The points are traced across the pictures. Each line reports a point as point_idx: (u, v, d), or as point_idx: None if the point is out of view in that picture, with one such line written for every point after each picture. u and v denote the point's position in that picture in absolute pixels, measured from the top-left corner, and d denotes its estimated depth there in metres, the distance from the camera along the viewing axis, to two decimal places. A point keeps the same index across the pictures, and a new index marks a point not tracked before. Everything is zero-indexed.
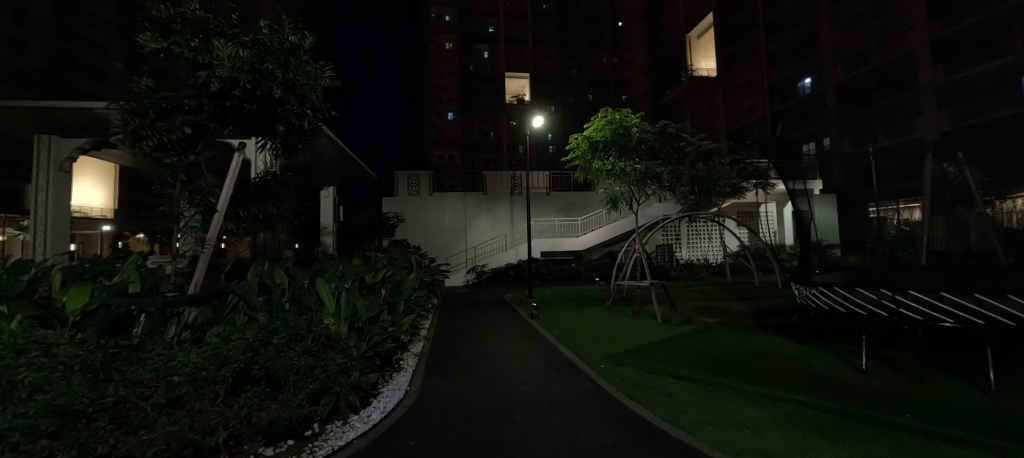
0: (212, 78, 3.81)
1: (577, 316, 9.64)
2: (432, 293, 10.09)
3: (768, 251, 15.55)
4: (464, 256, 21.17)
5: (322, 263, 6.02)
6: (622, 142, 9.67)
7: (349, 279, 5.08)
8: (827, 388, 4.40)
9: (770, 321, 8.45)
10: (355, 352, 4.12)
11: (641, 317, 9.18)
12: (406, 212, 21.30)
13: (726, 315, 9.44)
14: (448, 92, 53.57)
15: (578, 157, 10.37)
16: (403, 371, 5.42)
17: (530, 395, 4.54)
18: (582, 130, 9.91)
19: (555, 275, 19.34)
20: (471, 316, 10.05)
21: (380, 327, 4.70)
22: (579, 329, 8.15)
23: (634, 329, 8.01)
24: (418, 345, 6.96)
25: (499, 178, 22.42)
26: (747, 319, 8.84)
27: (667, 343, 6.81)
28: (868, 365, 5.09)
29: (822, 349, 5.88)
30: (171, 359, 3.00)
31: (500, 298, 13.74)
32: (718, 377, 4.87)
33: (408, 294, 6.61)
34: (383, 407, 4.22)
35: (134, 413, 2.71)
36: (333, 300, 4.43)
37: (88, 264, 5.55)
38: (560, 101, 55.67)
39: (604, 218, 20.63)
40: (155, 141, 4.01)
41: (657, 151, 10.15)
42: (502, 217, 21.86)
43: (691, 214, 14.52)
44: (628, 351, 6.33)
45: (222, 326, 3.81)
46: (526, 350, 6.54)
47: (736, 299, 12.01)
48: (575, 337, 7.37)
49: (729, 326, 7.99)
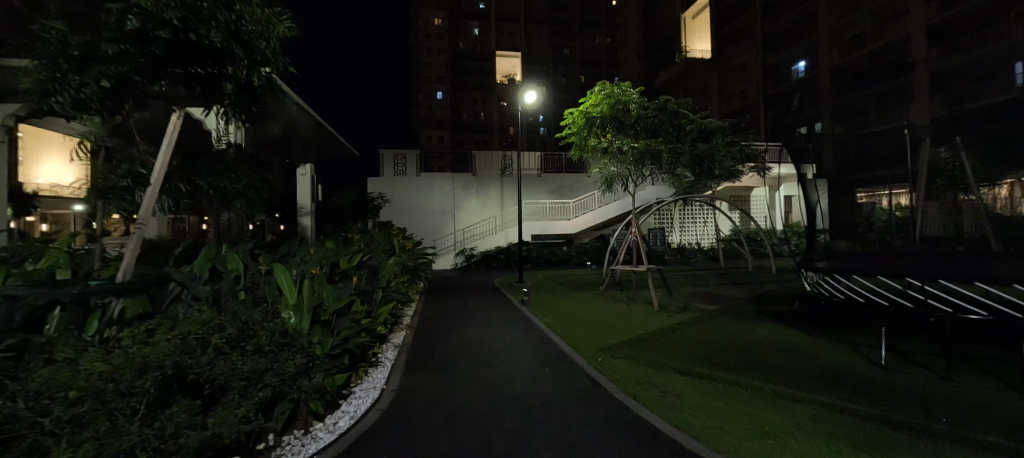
0: (130, 16, 3.03)
1: (570, 302, 9.14)
2: (417, 277, 9.56)
3: (761, 235, 15.32)
4: (452, 239, 20.56)
5: (289, 246, 5.37)
6: (621, 119, 9.04)
7: (317, 265, 4.44)
8: (850, 388, 3.98)
9: (771, 308, 8.13)
10: (317, 350, 3.50)
11: (636, 304, 8.81)
12: (392, 192, 20.58)
13: (725, 302, 9.10)
14: (438, 71, 51.81)
15: (573, 134, 9.80)
16: (381, 367, 4.87)
17: (521, 394, 4.07)
18: (577, 105, 9.27)
19: (546, 259, 18.91)
20: (459, 302, 9.54)
21: (352, 320, 4.09)
22: (572, 316, 7.69)
23: (632, 317, 7.59)
24: (399, 334, 6.42)
25: (488, 157, 21.43)
26: (747, 306, 8.53)
27: (666, 332, 6.39)
28: (887, 359, 4.71)
29: (833, 341, 5.49)
30: (72, 368, 2.37)
31: (489, 283, 13.31)
32: (727, 373, 4.45)
33: (388, 282, 6.00)
34: (353, 411, 3.67)
35: (18, 438, 2.05)
36: (294, 289, 3.77)
37: (12, 245, 4.80)
38: (552, 81, 54.36)
39: (598, 201, 20.14)
40: (69, 98, 3.28)
41: (658, 129, 9.47)
42: (492, 198, 21.23)
43: (686, 197, 14.19)
44: (626, 342, 5.88)
45: (155, 324, 3.15)
46: (516, 340, 6.08)
47: (732, 285, 11.71)
48: (569, 326, 6.90)
49: (729, 314, 7.65)
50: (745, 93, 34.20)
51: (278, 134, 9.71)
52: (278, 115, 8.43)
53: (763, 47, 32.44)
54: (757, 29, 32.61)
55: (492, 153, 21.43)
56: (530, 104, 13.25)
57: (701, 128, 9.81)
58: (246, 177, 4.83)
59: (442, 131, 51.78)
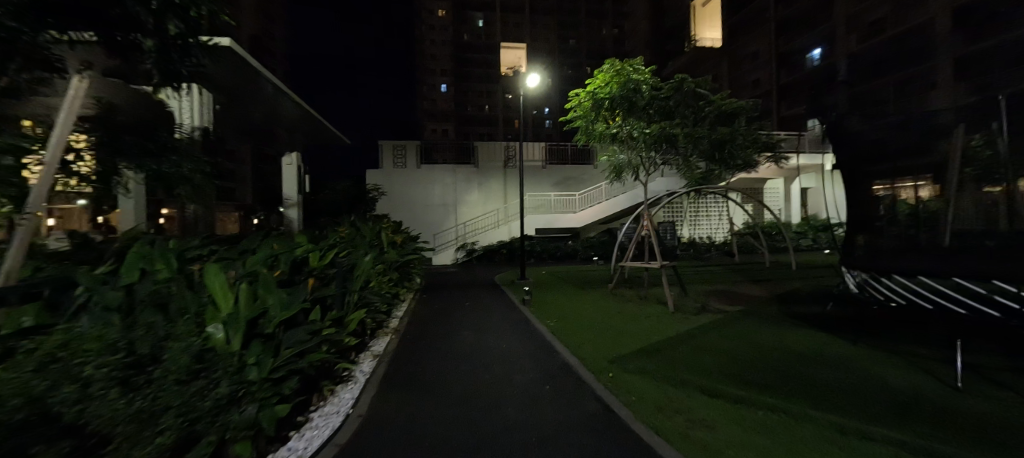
0: None
1: (575, 302, 8.40)
2: (409, 275, 8.85)
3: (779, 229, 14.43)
4: (453, 233, 19.85)
5: (248, 241, 4.62)
6: (633, 100, 8.15)
7: (269, 263, 3.65)
8: (928, 421, 3.16)
9: (800, 310, 7.30)
10: (252, 374, 2.72)
11: (648, 303, 8.05)
12: (390, 185, 19.85)
13: (746, 302, 8.31)
14: (442, 63, 50.93)
15: (579, 118, 8.89)
16: (352, 384, 4.13)
17: (514, 424, 3.30)
18: (584, 85, 8.33)
19: (551, 254, 18.21)
20: (454, 301, 8.82)
21: (308, 332, 3.32)
22: (577, 319, 6.91)
23: (644, 320, 6.80)
24: (382, 341, 5.68)
25: (491, 148, 20.63)
26: (772, 307, 7.71)
27: (685, 340, 5.58)
28: (966, 380, 3.87)
29: (891, 356, 4.64)
30: None
31: (490, 279, 12.60)
32: (769, 398, 3.63)
33: (367, 282, 5.24)
34: (302, 448, 2.91)
35: None
36: (230, 295, 2.99)
37: None
38: (557, 73, 53.25)
39: (605, 193, 19.28)
40: None
41: (674, 111, 8.57)
42: (494, 191, 20.44)
43: (700, 188, 13.30)
44: (640, 351, 5.10)
45: (34, 344, 2.38)
46: (514, 348, 5.33)
47: (750, 282, 10.89)
48: (575, 331, 6.11)
49: (754, 317, 6.84)
50: (756, 83, 33.14)
51: (260, 120, 8.99)
52: (254, 97, 7.69)
53: (776, 34, 31.26)
54: (770, 15, 31.31)
55: (495, 144, 20.62)
56: (532, 88, 12.37)
57: (720, 109, 8.86)
58: (190, 159, 4.08)
59: (445, 125, 50.92)
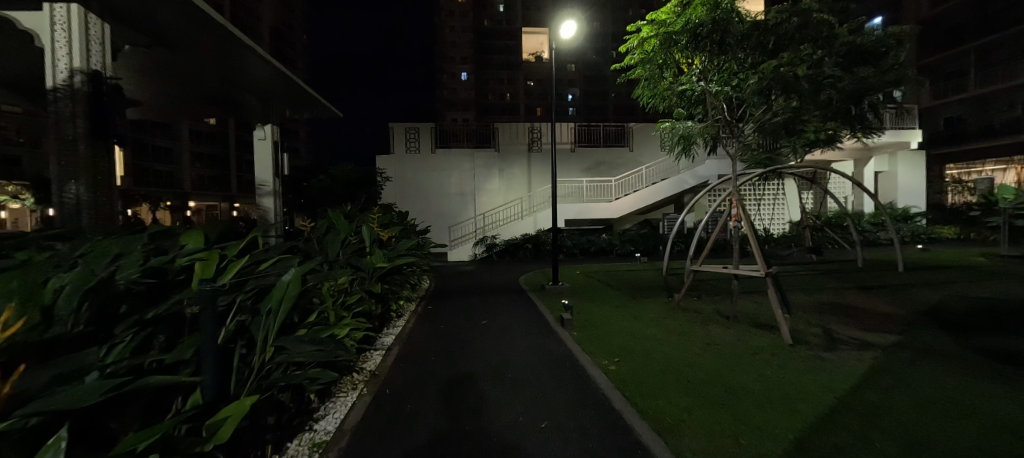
0: None
1: (634, 323, 6.01)
2: (408, 284, 6.67)
3: (862, 222, 12.57)
4: (471, 225, 17.61)
5: (68, 244, 2.44)
6: (725, 34, 5.64)
7: None
8: None
9: (999, 348, 4.69)
10: None
11: (743, 328, 5.59)
12: (400, 172, 17.74)
13: (885, 326, 5.75)
14: (461, 51, 48.74)
15: (641, 67, 6.42)
16: None
17: None
18: (650, 15, 5.90)
19: (583, 249, 15.78)
20: (467, 319, 6.59)
21: None
22: (648, 357, 4.59)
23: (757, 364, 4.36)
24: (336, 409, 3.43)
25: (513, 129, 18.27)
26: (940, 338, 5.12)
27: (864, 417, 3.14)
28: None
29: None
30: None
31: (513, 281, 10.44)
32: None
33: (305, 317, 2.99)
34: None
35: None
36: None
37: None
38: (582, 56, 50.31)
39: (645, 178, 16.65)
40: None
41: (780, 51, 6.00)
42: (517, 178, 18.13)
43: (776, 170, 10.59)
44: (798, 448, 2.71)
45: None
46: (559, 431, 3.05)
47: (857, 290, 8.25)
48: (654, 387, 3.75)
49: (939, 361, 4.30)
50: None
51: (220, 82, 6.99)
52: (193, 43, 5.57)
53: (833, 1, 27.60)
54: None
55: (518, 125, 18.24)
56: (566, 42, 9.87)
57: (852, 46, 6.09)
58: None
59: (466, 114, 48.79)
